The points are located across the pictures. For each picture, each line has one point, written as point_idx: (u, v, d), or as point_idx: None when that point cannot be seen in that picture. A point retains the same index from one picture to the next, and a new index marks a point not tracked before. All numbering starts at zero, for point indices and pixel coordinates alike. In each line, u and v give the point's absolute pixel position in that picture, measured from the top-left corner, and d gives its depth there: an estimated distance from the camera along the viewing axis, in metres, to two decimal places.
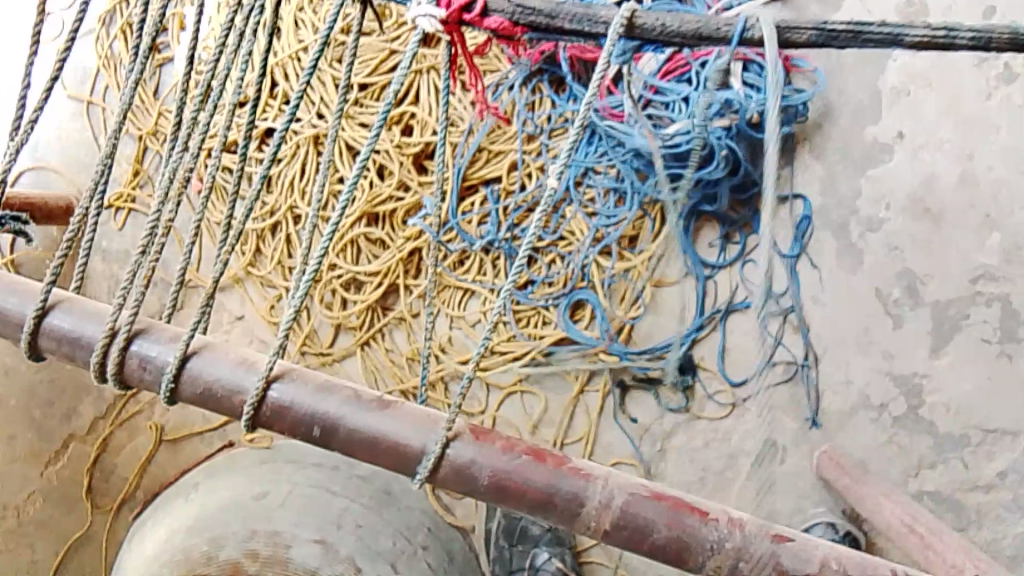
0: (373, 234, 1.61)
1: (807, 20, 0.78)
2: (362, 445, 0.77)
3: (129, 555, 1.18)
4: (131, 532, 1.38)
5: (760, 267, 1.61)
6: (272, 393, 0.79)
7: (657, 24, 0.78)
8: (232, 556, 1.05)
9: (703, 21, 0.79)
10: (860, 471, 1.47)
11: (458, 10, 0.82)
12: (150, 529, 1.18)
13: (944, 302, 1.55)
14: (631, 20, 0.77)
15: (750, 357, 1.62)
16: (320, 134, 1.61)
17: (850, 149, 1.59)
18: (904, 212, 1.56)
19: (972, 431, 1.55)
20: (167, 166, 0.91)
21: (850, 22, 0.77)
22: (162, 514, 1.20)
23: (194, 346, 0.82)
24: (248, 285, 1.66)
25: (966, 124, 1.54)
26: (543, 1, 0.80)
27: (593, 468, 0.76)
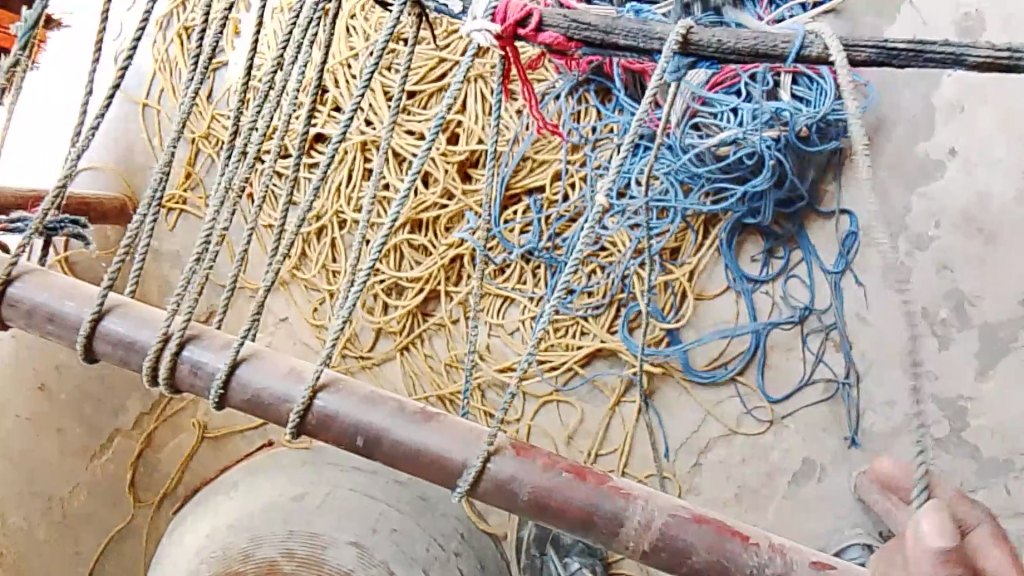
0: (416, 240, 1.63)
1: (868, 39, 0.78)
2: (405, 456, 0.80)
3: (170, 547, 1.21)
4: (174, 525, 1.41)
5: (803, 282, 1.59)
6: (318, 402, 0.81)
7: (712, 42, 0.79)
8: (271, 554, 1.07)
9: (760, 39, 0.79)
10: (903, 492, 1.46)
11: (513, 23, 0.84)
12: (192, 522, 1.21)
13: (994, 322, 1.52)
14: (686, 36, 0.79)
15: (791, 374, 1.60)
16: (368, 141, 1.63)
17: (901, 165, 1.57)
18: (955, 230, 1.54)
19: (1017, 457, 1.52)
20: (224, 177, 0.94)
21: (914, 40, 0.78)
22: (205, 508, 1.23)
23: (244, 354, 0.85)
24: (292, 287, 1.69)
25: (1021, 140, 1.51)
26: (598, 16, 0.81)
27: (633, 488, 0.79)
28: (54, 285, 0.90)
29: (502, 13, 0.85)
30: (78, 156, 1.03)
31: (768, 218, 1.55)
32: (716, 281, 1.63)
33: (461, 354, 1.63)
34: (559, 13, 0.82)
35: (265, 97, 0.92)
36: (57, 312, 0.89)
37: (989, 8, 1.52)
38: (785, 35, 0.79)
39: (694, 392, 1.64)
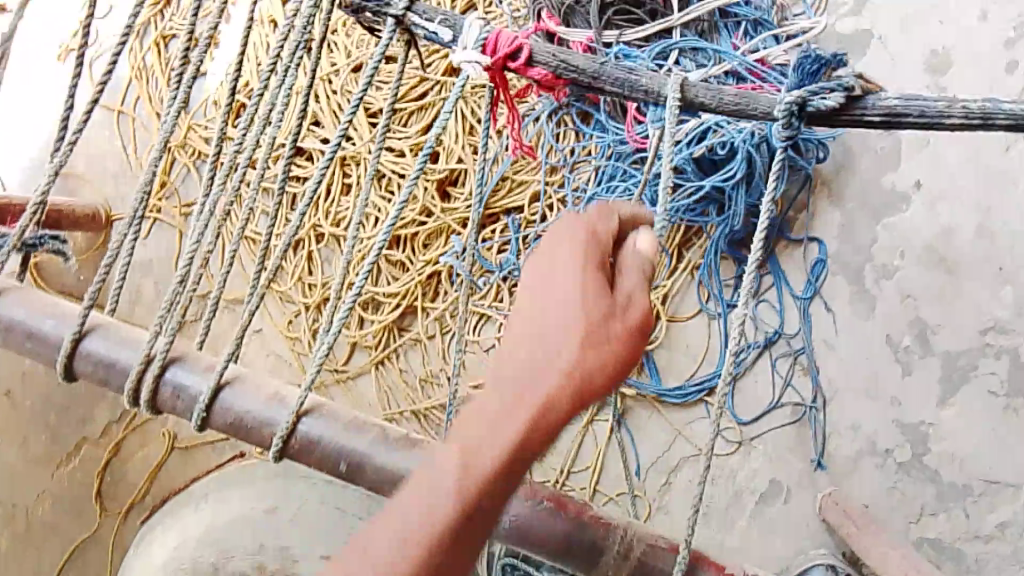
0: (394, 256, 1.64)
1: (845, 113, 0.79)
2: (388, 484, 0.80)
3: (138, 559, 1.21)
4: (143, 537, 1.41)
5: (773, 307, 1.64)
6: (301, 426, 0.82)
7: (697, 93, 0.85)
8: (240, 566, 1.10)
9: (742, 101, 0.83)
10: (865, 519, 1.49)
11: (504, 57, 0.86)
12: (157, 536, 1.19)
13: (954, 352, 1.58)
14: (672, 85, 0.84)
15: (760, 397, 1.64)
16: (348, 156, 1.63)
17: (868, 196, 1.61)
18: (920, 261, 1.59)
19: (975, 482, 1.57)
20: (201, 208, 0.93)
21: (888, 113, 0.79)
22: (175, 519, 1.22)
23: (227, 378, 0.85)
24: (268, 299, 1.70)
25: (987, 178, 1.57)
26: (586, 60, 0.85)
27: (613, 518, 0.81)
28: (34, 302, 0.90)
29: (493, 44, 0.86)
30: (58, 170, 1.02)
31: (739, 218, 1.53)
32: (689, 303, 1.64)
33: (436, 371, 1.64)
34: (549, 51, 0.86)
35: (250, 119, 0.93)
36: (36, 330, 0.88)
37: (957, 46, 1.58)
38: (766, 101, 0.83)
39: (665, 413, 1.65)
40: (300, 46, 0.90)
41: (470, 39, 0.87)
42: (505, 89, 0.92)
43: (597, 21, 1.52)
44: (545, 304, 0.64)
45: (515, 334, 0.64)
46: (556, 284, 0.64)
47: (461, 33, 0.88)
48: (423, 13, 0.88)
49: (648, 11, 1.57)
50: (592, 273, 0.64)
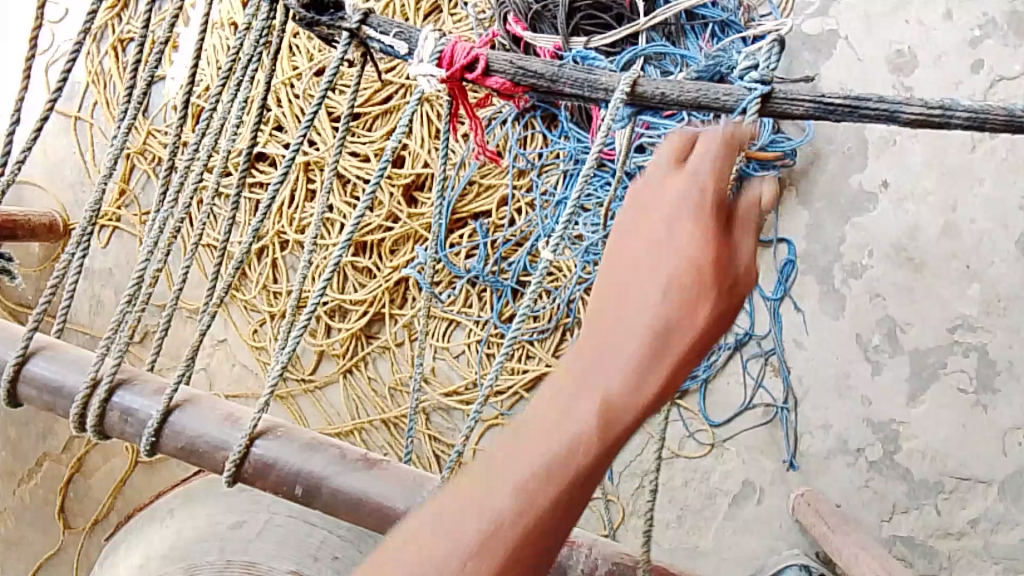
0: (360, 262, 1.61)
1: (806, 94, 0.81)
2: (346, 505, 0.78)
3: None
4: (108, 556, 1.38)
5: (743, 308, 1.63)
6: (255, 449, 0.79)
7: (655, 93, 0.81)
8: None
9: (703, 91, 0.81)
10: (836, 518, 1.47)
11: (461, 69, 0.84)
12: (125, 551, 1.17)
13: (923, 349, 1.59)
14: (634, 86, 0.81)
15: (732, 398, 1.63)
16: (311, 162, 1.59)
17: (836, 197, 1.61)
18: (887, 260, 1.60)
19: (946, 478, 1.59)
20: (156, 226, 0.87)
21: (849, 97, 0.81)
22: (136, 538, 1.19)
23: (177, 401, 0.83)
24: (231, 307, 1.66)
25: (950, 177, 1.59)
26: (544, 65, 0.83)
27: (577, 537, 0.80)
28: None
29: (449, 57, 0.84)
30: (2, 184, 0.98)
31: None
32: None
33: (405, 377, 1.62)
34: (506, 59, 0.83)
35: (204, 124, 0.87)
36: None
37: (920, 45, 1.60)
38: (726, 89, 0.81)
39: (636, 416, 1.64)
40: (251, 55, 0.86)
41: (425, 52, 0.84)
42: (463, 99, 0.89)
43: (564, 28, 1.44)
44: (643, 256, 0.57)
45: (611, 295, 0.56)
46: (657, 233, 0.57)
47: (419, 41, 0.85)
48: (378, 26, 0.85)
49: (614, 16, 1.48)
50: (703, 227, 0.57)
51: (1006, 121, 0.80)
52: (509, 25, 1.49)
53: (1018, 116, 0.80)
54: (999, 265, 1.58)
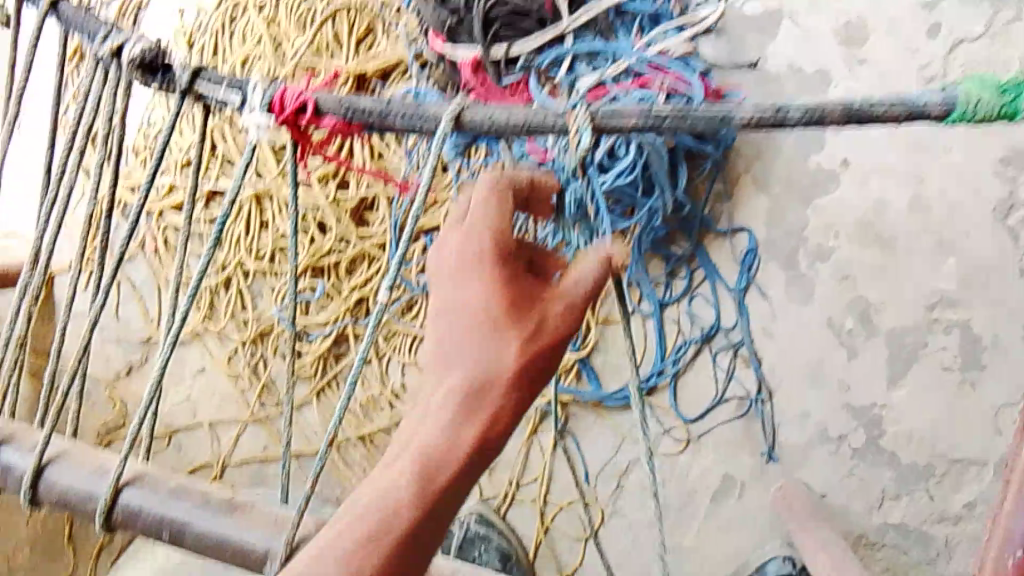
0: (319, 286, 1.64)
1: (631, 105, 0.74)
2: (211, 546, 0.83)
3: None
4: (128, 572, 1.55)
5: (707, 301, 1.58)
6: (122, 497, 0.84)
7: (485, 119, 0.77)
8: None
9: (530, 114, 0.75)
10: (808, 512, 1.43)
11: (292, 114, 0.80)
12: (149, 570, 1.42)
13: (901, 330, 1.49)
14: (459, 115, 0.77)
15: (703, 394, 1.60)
16: (260, 193, 1.64)
17: (796, 177, 1.52)
18: (853, 240, 1.50)
19: (936, 462, 1.49)
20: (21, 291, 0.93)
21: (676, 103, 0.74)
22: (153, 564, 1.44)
23: (49, 457, 0.88)
24: (206, 338, 1.72)
25: (916, 152, 1.45)
26: (374, 101, 0.79)
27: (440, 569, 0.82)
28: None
29: (279, 103, 0.80)
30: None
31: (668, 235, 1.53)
32: (618, 308, 1.61)
33: (376, 394, 1.72)
34: (334, 99, 0.79)
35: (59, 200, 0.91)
36: None
37: (871, 14, 1.45)
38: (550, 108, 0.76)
39: (609, 417, 1.63)
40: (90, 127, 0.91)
41: (256, 100, 0.81)
42: (308, 143, 0.85)
43: (481, 39, 1.50)
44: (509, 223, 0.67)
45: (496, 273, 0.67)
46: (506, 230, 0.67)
47: (250, 87, 0.82)
48: (212, 80, 0.83)
49: (537, 19, 1.52)
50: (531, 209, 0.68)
51: (846, 115, 0.72)
52: (431, 40, 1.56)
53: (856, 108, 0.72)
54: (976, 237, 1.43)
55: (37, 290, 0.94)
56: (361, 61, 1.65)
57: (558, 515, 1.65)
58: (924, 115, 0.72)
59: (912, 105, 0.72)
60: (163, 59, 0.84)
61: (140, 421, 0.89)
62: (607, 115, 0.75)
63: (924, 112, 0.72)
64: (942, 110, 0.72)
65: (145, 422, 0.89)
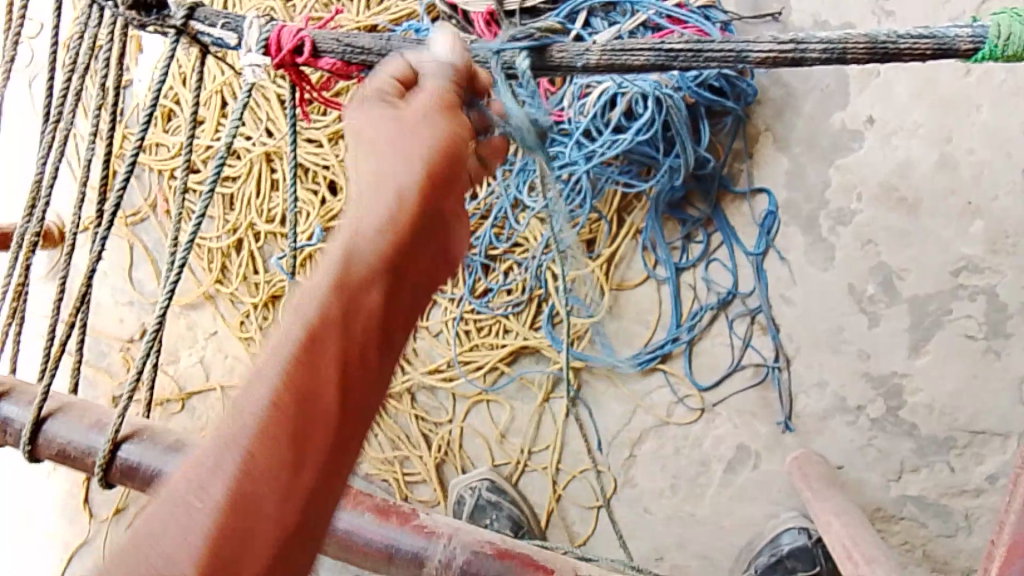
0: (329, 248, 1.63)
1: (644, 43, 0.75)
2: None
3: None
4: None
5: (724, 266, 1.55)
6: (119, 454, 0.83)
7: None
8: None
9: None
10: (822, 483, 1.40)
11: (289, 53, 0.79)
12: None
13: (923, 297, 1.45)
14: None
15: (719, 361, 1.57)
16: (271, 151, 1.63)
17: (817, 138, 1.49)
18: (874, 200, 1.46)
19: (957, 433, 1.46)
20: (21, 234, 0.93)
21: (691, 40, 0.74)
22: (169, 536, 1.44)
23: (48, 411, 0.88)
24: (218, 300, 1.73)
25: (943, 106, 1.42)
26: (372, 38, 0.78)
27: (438, 526, 0.80)
28: None
29: (276, 42, 0.79)
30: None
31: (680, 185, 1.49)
32: (635, 271, 1.59)
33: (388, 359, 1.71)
34: (331, 38, 0.78)
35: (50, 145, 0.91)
36: None
37: None
38: (561, 46, 0.79)
39: (622, 384, 1.61)
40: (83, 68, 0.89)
41: (252, 40, 0.80)
42: (306, 81, 0.85)
43: None
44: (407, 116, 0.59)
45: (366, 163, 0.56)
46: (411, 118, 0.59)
47: (248, 26, 0.81)
48: (206, 19, 0.82)
49: None
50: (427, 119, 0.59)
51: (869, 49, 0.72)
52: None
53: (879, 42, 0.71)
54: (1004, 200, 1.40)
55: (33, 236, 0.93)
56: (371, 13, 1.62)
57: (570, 484, 1.63)
58: (951, 51, 0.71)
59: (941, 39, 0.71)
60: None
61: (138, 373, 0.88)
62: (618, 52, 0.76)
63: (952, 47, 0.71)
64: (969, 45, 0.71)
65: (143, 375, 0.87)
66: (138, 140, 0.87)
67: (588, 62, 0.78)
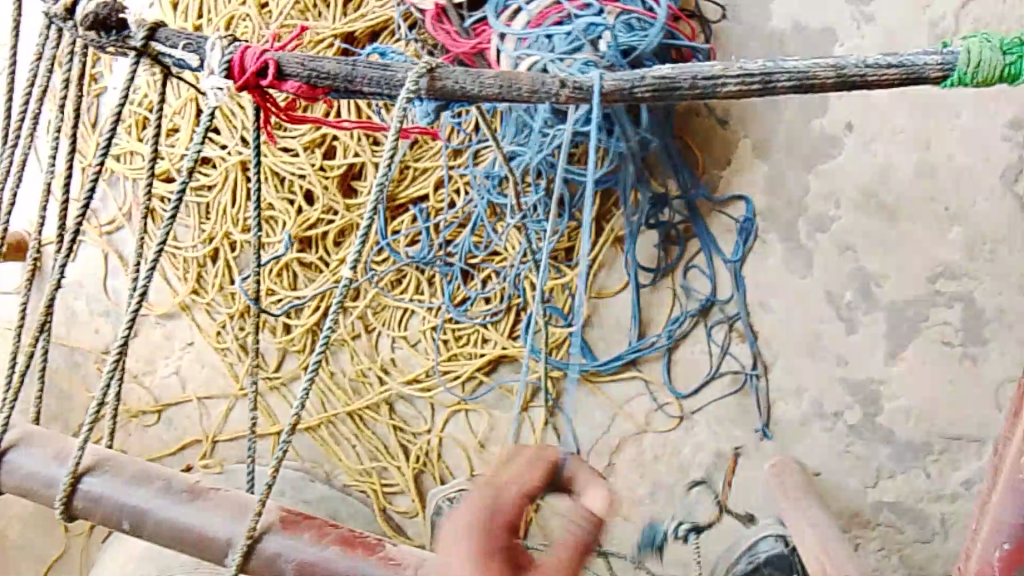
0: (305, 258, 1.62)
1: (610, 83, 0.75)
2: (171, 536, 0.80)
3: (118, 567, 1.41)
4: (114, 546, 1.53)
5: (703, 273, 1.55)
6: (82, 486, 0.82)
7: (456, 88, 0.75)
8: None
9: (504, 88, 0.76)
10: (800, 492, 1.39)
11: (252, 75, 0.77)
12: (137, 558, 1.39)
13: (901, 303, 1.45)
14: (429, 76, 0.75)
15: (698, 369, 1.56)
16: (245, 160, 1.61)
17: (796, 144, 1.48)
18: (852, 206, 1.46)
19: (935, 440, 1.46)
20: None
21: (657, 78, 0.75)
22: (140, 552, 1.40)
23: (10, 442, 0.86)
24: (195, 311, 1.71)
25: (921, 110, 1.41)
26: (338, 64, 0.77)
27: (405, 557, 0.78)
28: None
29: (239, 65, 0.77)
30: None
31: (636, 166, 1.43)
32: (614, 278, 1.59)
33: (367, 368, 1.70)
34: (297, 61, 0.77)
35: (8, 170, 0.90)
36: None
37: None
38: (529, 81, 0.76)
39: (602, 391, 1.61)
40: (42, 92, 0.88)
41: (214, 61, 0.78)
42: (268, 102, 0.83)
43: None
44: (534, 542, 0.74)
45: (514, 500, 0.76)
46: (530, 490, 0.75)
47: (206, 46, 0.79)
48: (166, 39, 0.81)
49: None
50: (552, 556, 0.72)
51: (836, 80, 0.73)
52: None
53: (846, 75, 0.73)
54: (982, 205, 1.40)
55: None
56: (348, 21, 1.61)
57: None
58: (921, 78, 0.72)
59: (909, 66, 0.72)
60: (115, 16, 0.81)
61: (100, 403, 0.86)
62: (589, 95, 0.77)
63: (923, 74, 0.72)
64: (939, 72, 0.72)
65: (106, 406, 0.85)
66: (97, 163, 0.85)
67: (556, 99, 0.78)
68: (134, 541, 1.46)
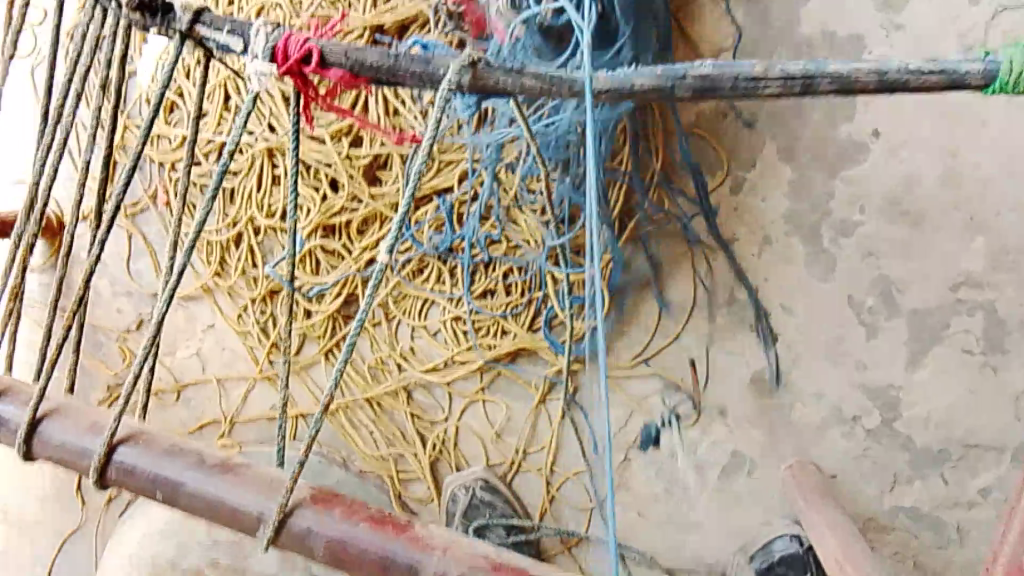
0: (330, 245, 1.63)
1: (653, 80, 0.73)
2: (203, 507, 0.81)
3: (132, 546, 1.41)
4: (133, 522, 1.55)
5: (722, 271, 1.54)
6: (115, 456, 0.83)
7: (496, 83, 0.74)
8: (196, 562, 1.30)
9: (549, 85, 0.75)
10: (819, 495, 1.39)
11: (295, 62, 0.75)
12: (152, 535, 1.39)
13: (924, 310, 1.45)
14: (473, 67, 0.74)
15: (716, 368, 1.56)
16: (273, 147, 1.61)
17: (822, 150, 1.46)
18: (878, 213, 1.45)
19: (953, 447, 1.46)
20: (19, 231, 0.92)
21: (698, 81, 0.73)
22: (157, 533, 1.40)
23: (44, 411, 0.87)
24: (216, 294, 1.72)
25: (950, 120, 1.40)
26: (381, 56, 0.75)
27: (435, 538, 0.78)
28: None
29: (283, 51, 0.75)
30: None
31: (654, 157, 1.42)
32: (638, 272, 1.57)
33: (386, 356, 1.71)
34: (341, 51, 0.75)
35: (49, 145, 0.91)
36: None
37: None
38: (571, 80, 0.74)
39: (619, 387, 1.62)
40: (86, 68, 0.89)
41: (257, 47, 0.76)
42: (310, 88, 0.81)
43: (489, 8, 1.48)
44: None
45: None
46: None
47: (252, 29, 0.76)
48: (212, 23, 0.80)
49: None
50: None
51: (878, 84, 0.73)
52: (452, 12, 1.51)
53: (889, 80, 0.72)
54: (1007, 216, 1.39)
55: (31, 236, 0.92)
56: (378, 13, 1.60)
57: (564, 485, 1.64)
58: (962, 85, 0.72)
59: (951, 74, 0.72)
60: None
61: (133, 379, 0.86)
62: (627, 95, 0.74)
63: (964, 82, 0.72)
64: (980, 81, 0.71)
65: (138, 381, 0.85)
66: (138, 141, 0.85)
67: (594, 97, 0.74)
68: (154, 519, 1.47)
